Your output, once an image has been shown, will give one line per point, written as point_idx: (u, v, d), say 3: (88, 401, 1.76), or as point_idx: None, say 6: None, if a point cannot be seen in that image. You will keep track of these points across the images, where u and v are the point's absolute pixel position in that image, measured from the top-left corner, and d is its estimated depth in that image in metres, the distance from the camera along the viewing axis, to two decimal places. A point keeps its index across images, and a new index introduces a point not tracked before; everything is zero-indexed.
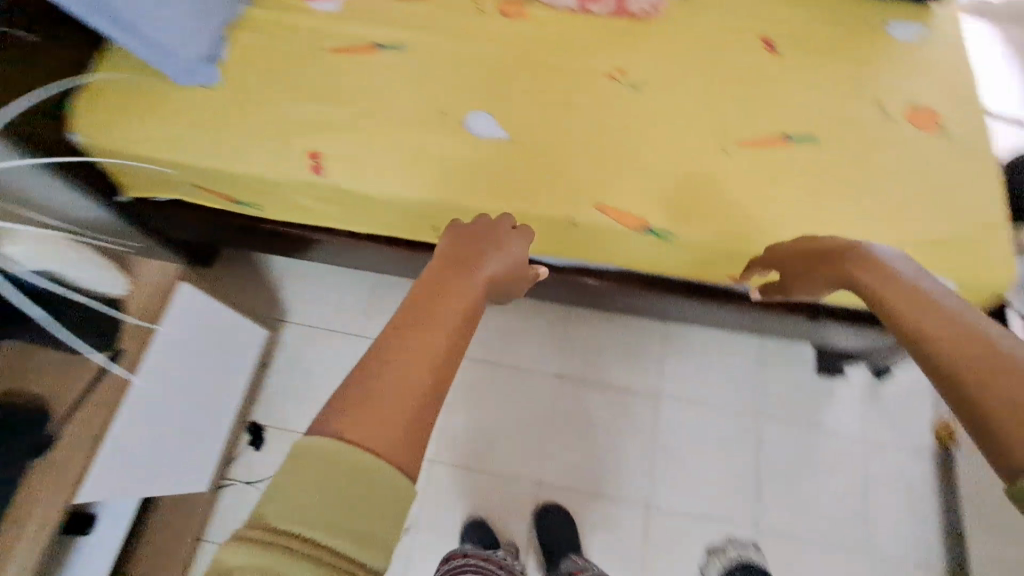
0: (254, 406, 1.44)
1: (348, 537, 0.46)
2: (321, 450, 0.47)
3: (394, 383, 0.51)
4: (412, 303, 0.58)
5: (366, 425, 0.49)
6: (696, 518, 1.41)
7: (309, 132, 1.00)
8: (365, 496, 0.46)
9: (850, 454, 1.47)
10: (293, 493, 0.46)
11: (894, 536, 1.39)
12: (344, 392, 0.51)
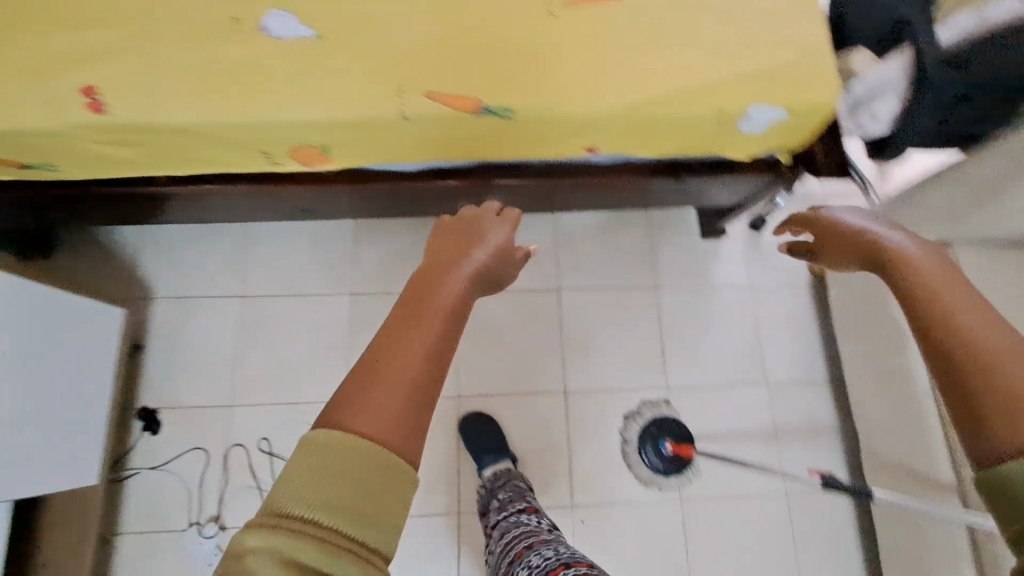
0: (140, 391, 1.37)
1: (358, 523, 0.46)
2: (330, 438, 0.48)
3: (397, 365, 0.51)
4: (413, 290, 0.59)
5: (377, 410, 0.50)
6: (611, 391, 1.48)
7: (79, 68, 0.87)
8: (374, 479, 0.47)
9: (739, 303, 1.58)
10: (301, 482, 0.46)
11: (786, 365, 1.53)
12: (352, 379, 0.51)
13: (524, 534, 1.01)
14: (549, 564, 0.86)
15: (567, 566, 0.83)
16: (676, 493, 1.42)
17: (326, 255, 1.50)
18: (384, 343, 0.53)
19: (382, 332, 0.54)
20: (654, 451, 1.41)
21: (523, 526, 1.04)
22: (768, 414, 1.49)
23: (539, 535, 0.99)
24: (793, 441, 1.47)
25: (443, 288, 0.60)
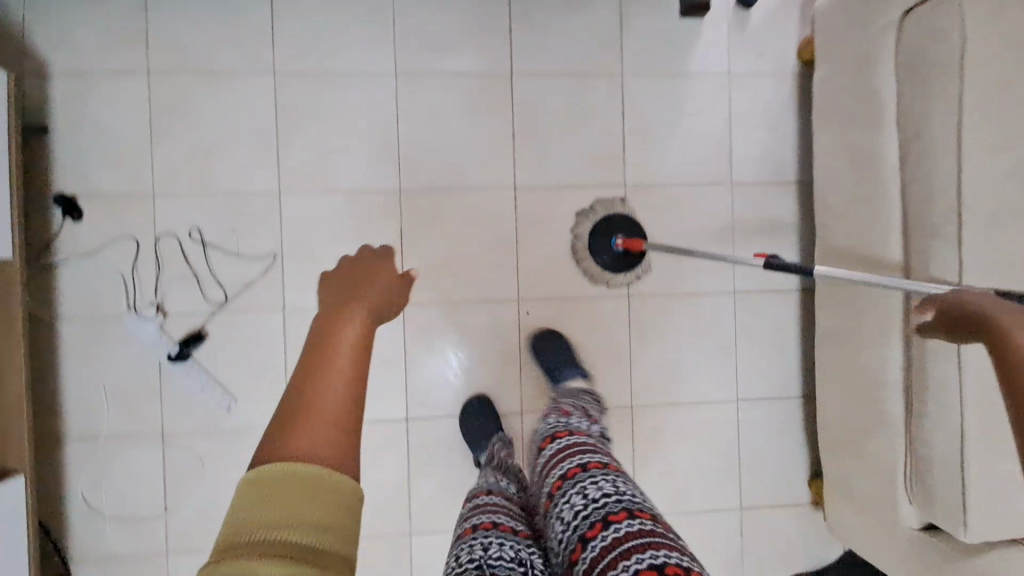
0: (54, 177, 1.28)
1: (301, 531, 0.60)
2: (269, 480, 0.64)
3: (315, 412, 0.72)
4: (310, 355, 0.80)
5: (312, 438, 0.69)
6: (563, 187, 1.38)
7: None
8: (305, 498, 0.63)
9: (713, 93, 1.41)
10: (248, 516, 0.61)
11: (754, 163, 1.41)
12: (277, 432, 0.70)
13: (585, 458, 0.94)
14: (584, 522, 0.81)
15: (631, 516, 0.80)
16: (624, 289, 1.39)
17: (242, 25, 1.30)
18: (302, 396, 0.73)
19: (291, 398, 0.73)
20: (603, 247, 1.36)
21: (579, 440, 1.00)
22: (730, 213, 1.41)
23: (604, 459, 0.95)
24: (750, 240, 1.41)
25: (336, 348, 0.81)
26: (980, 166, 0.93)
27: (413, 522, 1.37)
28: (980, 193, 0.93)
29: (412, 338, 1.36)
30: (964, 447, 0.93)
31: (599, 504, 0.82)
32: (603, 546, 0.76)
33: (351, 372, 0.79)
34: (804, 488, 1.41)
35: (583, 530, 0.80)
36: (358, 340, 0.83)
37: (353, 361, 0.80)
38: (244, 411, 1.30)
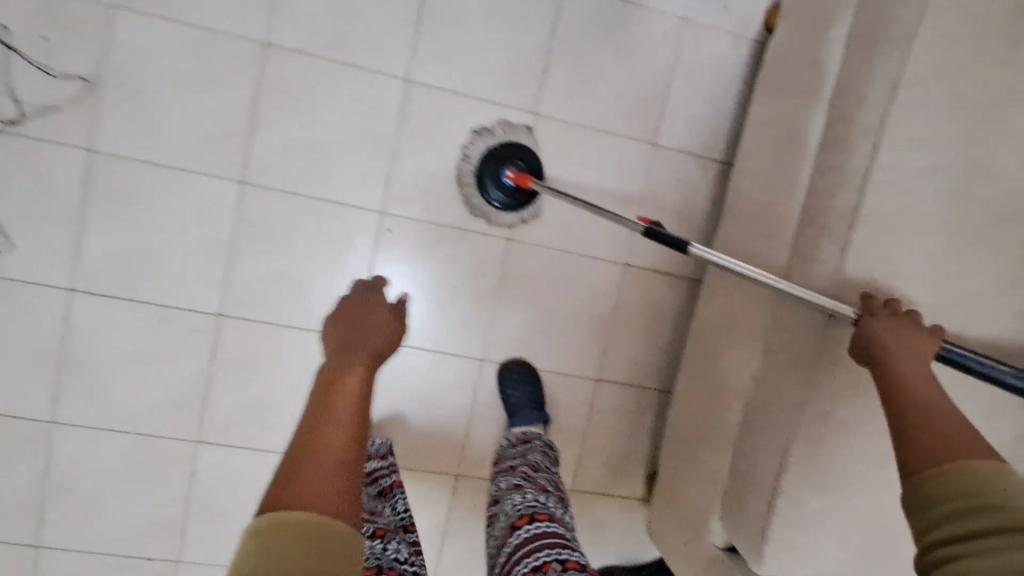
0: None
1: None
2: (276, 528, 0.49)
3: (323, 461, 0.55)
4: (315, 393, 0.65)
5: (316, 490, 0.53)
6: (465, 95, 1.17)
7: None
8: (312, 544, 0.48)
9: (663, 36, 1.22)
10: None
11: (682, 130, 1.25)
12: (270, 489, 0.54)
13: (557, 549, 0.85)
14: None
15: None
16: (504, 232, 1.21)
17: None
18: (305, 438, 0.58)
19: (298, 434, 0.59)
20: (492, 177, 1.16)
21: (545, 524, 0.91)
22: (644, 179, 1.25)
23: (571, 553, 0.85)
24: (655, 213, 1.27)
25: (341, 386, 0.65)
26: (898, 166, 0.78)
27: (200, 436, 1.15)
28: (890, 198, 0.78)
29: (241, 225, 1.11)
30: (783, 475, 0.83)
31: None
32: None
33: (353, 419, 0.61)
34: (639, 483, 1.33)
35: None
36: (365, 389, 0.66)
37: (356, 407, 0.63)
38: (18, 259, 1.06)
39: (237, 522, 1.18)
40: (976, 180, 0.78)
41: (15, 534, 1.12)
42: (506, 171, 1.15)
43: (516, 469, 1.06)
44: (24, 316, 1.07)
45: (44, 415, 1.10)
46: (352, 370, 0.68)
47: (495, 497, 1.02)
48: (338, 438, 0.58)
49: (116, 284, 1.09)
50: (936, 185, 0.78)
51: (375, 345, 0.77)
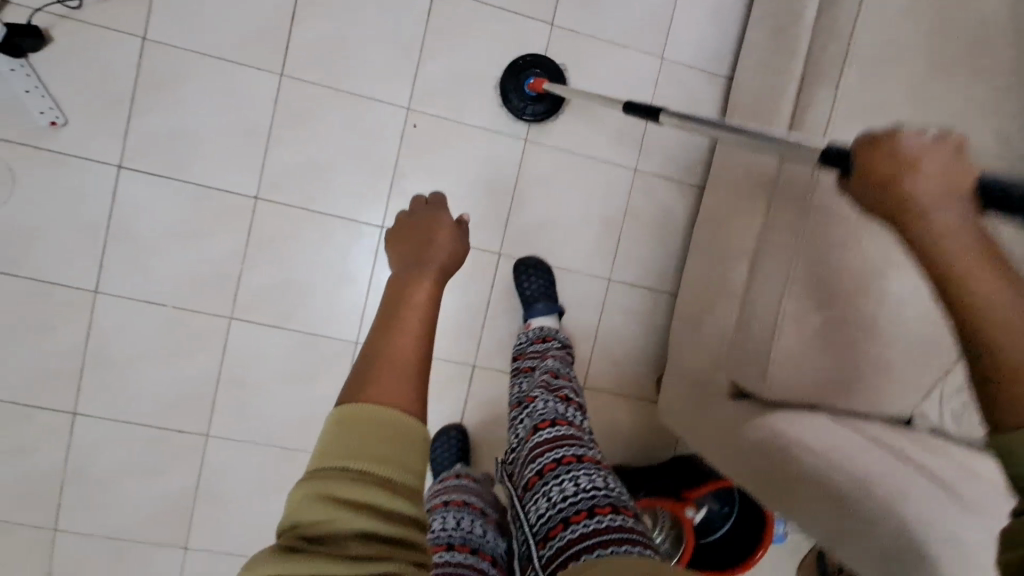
0: None
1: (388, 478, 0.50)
2: (353, 415, 0.52)
3: (398, 354, 0.58)
4: (388, 297, 0.66)
5: (389, 378, 0.56)
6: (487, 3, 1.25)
7: None
8: (391, 444, 0.52)
9: None
10: (306, 516, 0.48)
11: (687, 46, 1.34)
12: (354, 370, 0.57)
13: (570, 444, 0.89)
14: (548, 521, 0.79)
15: (614, 512, 0.76)
16: (523, 132, 1.28)
17: None
18: (376, 342, 0.59)
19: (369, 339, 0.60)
20: (514, 88, 1.24)
21: (566, 427, 0.93)
22: (652, 88, 1.34)
23: (583, 452, 0.89)
24: None
25: (411, 294, 0.66)
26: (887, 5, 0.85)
27: (234, 311, 1.23)
28: (874, 43, 0.85)
29: (278, 112, 1.19)
30: (783, 299, 0.85)
31: (564, 504, 0.79)
32: (583, 532, 0.74)
33: (424, 324, 0.63)
34: (646, 382, 1.39)
35: (567, 513, 0.78)
36: (431, 302, 0.65)
37: (425, 315, 0.64)
38: (72, 135, 1.14)
39: (265, 397, 1.26)
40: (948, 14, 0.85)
41: (58, 397, 1.21)
42: (530, 80, 1.23)
43: (537, 379, 1.07)
44: (76, 190, 1.16)
45: (90, 284, 1.18)
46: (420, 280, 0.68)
47: (518, 400, 1.04)
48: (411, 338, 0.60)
49: (160, 163, 1.17)
50: (913, 28, 0.85)
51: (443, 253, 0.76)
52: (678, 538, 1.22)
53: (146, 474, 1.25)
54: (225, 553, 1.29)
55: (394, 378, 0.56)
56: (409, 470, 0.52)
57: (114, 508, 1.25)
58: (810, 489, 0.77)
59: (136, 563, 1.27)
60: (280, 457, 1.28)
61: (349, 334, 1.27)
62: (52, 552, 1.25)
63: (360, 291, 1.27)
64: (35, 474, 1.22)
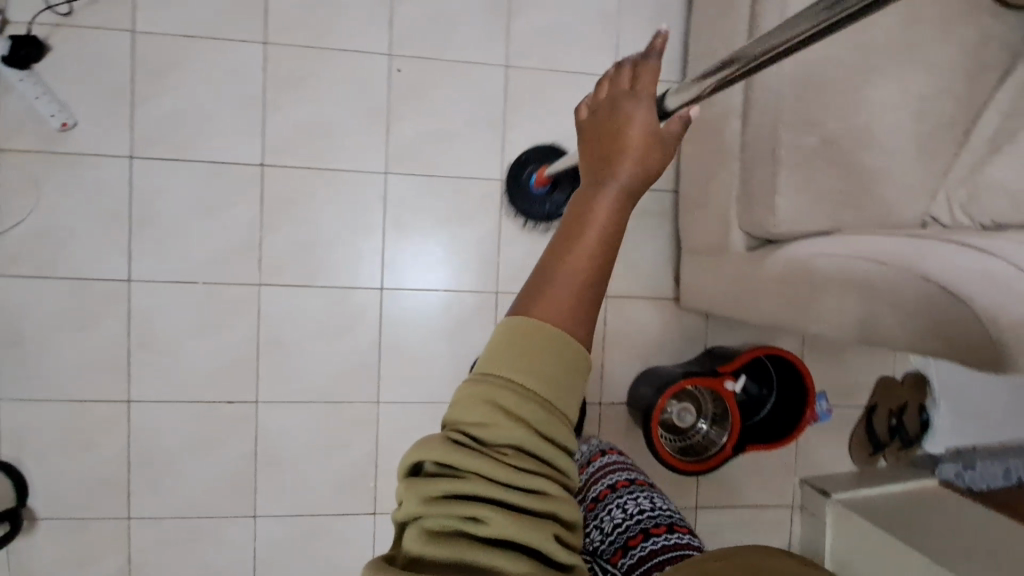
0: None
1: (548, 403, 0.47)
2: (521, 327, 0.48)
3: (564, 282, 0.48)
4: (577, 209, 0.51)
5: (552, 301, 0.48)
6: None
7: None
8: (554, 375, 0.48)
9: None
10: (470, 415, 0.47)
11: None
12: (527, 286, 0.50)
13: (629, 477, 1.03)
14: (625, 531, 0.90)
15: (676, 529, 0.89)
16: (502, 59, 1.33)
17: None
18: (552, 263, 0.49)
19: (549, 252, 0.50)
20: (520, 191, 1.33)
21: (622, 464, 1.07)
22: None
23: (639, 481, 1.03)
24: (636, 24, 1.37)
25: (594, 207, 0.51)
26: None
27: (261, 277, 1.28)
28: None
29: (269, 79, 1.25)
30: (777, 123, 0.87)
31: (642, 516, 0.91)
32: (656, 541, 0.85)
33: (602, 254, 0.50)
34: (667, 283, 1.41)
35: (644, 525, 0.89)
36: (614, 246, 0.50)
37: (606, 234, 0.50)
38: (83, 134, 1.21)
39: (303, 355, 1.31)
40: None
41: (110, 386, 1.26)
42: (534, 178, 1.31)
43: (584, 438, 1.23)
44: (97, 186, 1.23)
45: (123, 274, 1.25)
46: (607, 188, 0.51)
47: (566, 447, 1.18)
48: (581, 266, 0.49)
49: (168, 147, 1.24)
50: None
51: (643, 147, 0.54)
52: (724, 415, 1.25)
53: (204, 448, 1.30)
54: (290, 515, 1.32)
55: (557, 310, 0.48)
56: (572, 396, 0.49)
57: (178, 487, 1.29)
58: (832, 311, 0.79)
59: (207, 538, 1.30)
60: (328, 412, 1.32)
61: (371, 282, 1.32)
62: (125, 540, 1.28)
63: (375, 239, 1.31)
64: (99, 465, 1.27)
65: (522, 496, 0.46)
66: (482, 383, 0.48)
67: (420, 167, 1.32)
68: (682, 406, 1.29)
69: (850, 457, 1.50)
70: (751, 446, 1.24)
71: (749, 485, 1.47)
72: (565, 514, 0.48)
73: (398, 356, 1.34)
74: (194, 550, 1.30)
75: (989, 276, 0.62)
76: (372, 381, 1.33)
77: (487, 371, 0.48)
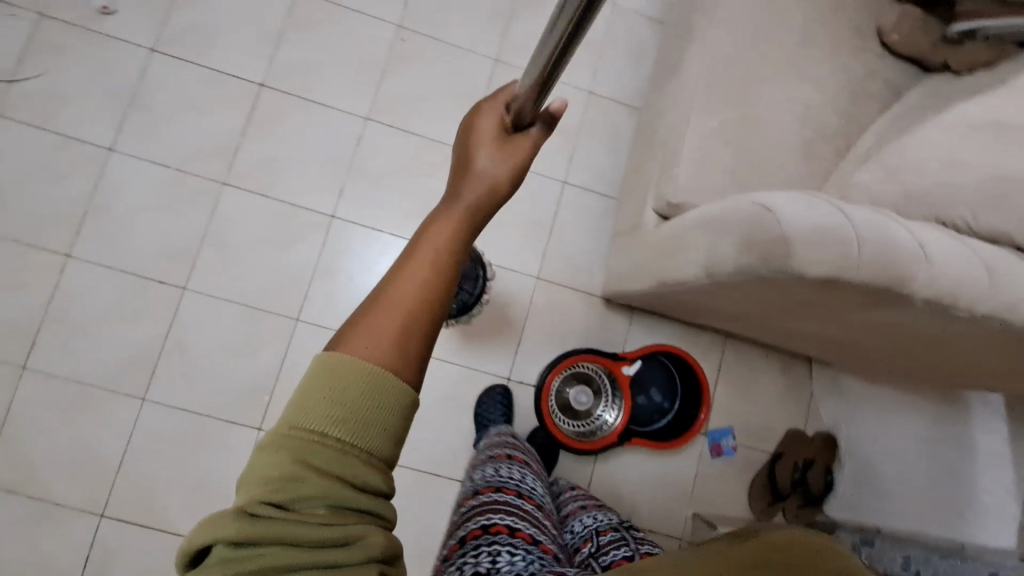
0: None
1: (361, 446, 0.47)
2: (329, 362, 0.48)
3: (381, 324, 0.50)
4: (411, 242, 0.55)
5: (368, 337, 0.50)
6: None
7: None
8: (371, 416, 0.47)
9: None
10: (269, 481, 0.44)
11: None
12: (350, 321, 0.51)
13: (579, 497, 1.05)
14: (594, 526, 0.92)
15: (632, 530, 0.92)
16: (493, 54, 1.51)
17: None
18: (381, 293, 0.52)
19: (377, 290, 0.53)
20: None
21: (579, 490, 1.11)
22: (606, 27, 1.56)
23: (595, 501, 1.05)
24: (617, 54, 1.55)
25: (426, 236, 0.55)
26: None
27: (227, 178, 1.39)
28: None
29: (290, 19, 1.45)
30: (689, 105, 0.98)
31: (611, 519, 0.94)
32: (628, 535, 0.89)
33: (434, 274, 0.53)
34: (598, 283, 1.47)
35: (614, 523, 0.92)
36: (444, 259, 0.54)
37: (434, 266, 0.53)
38: (119, 21, 1.39)
39: (242, 258, 1.38)
40: None
41: (55, 238, 1.34)
42: None
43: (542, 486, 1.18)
44: (114, 65, 1.39)
45: (107, 143, 1.37)
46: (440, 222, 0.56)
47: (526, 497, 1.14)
48: (405, 302, 0.51)
49: (186, 51, 1.41)
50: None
51: (478, 184, 0.60)
52: (615, 387, 1.34)
53: (123, 319, 1.34)
54: (181, 408, 1.34)
55: (371, 348, 0.49)
56: (388, 436, 0.48)
57: (83, 351, 1.32)
58: (694, 256, 0.85)
59: (94, 406, 1.32)
60: (247, 316, 1.37)
61: (324, 208, 1.42)
62: (14, 389, 1.30)
63: (340, 173, 1.43)
64: (18, 307, 1.32)
65: (337, 552, 0.43)
66: (291, 446, 0.45)
67: (397, 122, 1.46)
68: (577, 387, 1.35)
69: (748, 507, 1.48)
70: (636, 441, 1.32)
71: (643, 507, 1.44)
72: (388, 552, 0.46)
73: (329, 282, 1.40)
74: (77, 417, 1.31)
75: (801, 199, 0.71)
76: (298, 298, 1.39)
77: (299, 429, 0.46)
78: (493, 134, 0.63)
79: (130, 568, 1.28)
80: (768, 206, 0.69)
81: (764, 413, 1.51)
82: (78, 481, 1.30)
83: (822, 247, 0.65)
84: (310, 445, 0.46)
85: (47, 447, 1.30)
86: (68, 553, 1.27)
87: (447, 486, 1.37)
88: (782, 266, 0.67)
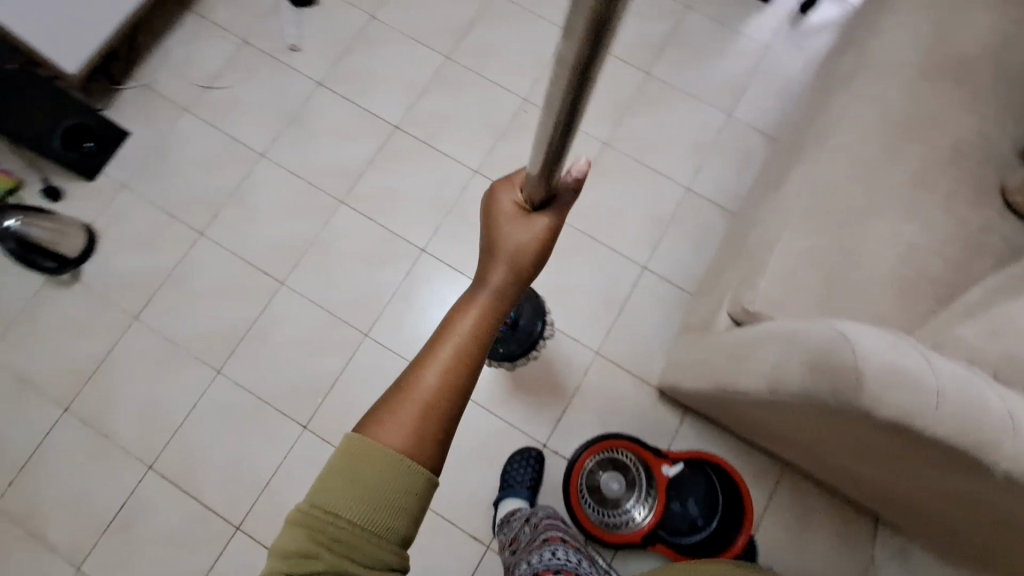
0: None
1: (370, 528, 0.51)
2: (353, 449, 0.54)
3: (406, 412, 0.57)
4: (439, 332, 0.62)
5: (394, 424, 0.56)
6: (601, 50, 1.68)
7: None
8: (383, 499, 0.52)
9: (751, 50, 1.67)
10: (287, 551, 0.50)
11: (753, 110, 1.63)
12: (379, 406, 0.58)
13: None
14: None
15: None
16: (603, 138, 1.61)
17: None
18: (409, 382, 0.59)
19: (405, 376, 0.59)
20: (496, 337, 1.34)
21: None
22: (716, 133, 1.61)
23: None
24: (722, 159, 1.60)
25: (453, 328, 0.62)
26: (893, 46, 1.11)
27: (344, 197, 1.57)
28: (890, 60, 1.09)
29: (434, 77, 1.65)
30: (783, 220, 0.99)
31: None
32: None
33: (461, 362, 0.60)
34: (656, 374, 1.45)
35: None
36: (467, 345, 0.60)
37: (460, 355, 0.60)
38: (300, 56, 1.67)
39: (336, 268, 1.52)
40: (947, 54, 1.08)
41: (196, 216, 1.56)
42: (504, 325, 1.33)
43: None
44: (285, 89, 1.64)
45: (260, 150, 1.60)
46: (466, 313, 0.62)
47: None
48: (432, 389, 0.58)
49: (343, 88, 1.64)
50: (922, 54, 1.08)
51: (502, 271, 0.65)
52: (649, 486, 1.29)
53: (224, 296, 1.51)
54: (245, 387, 1.45)
55: (400, 431, 0.56)
56: (400, 521, 0.53)
57: (185, 316, 1.50)
58: (759, 366, 0.83)
59: (178, 366, 1.47)
60: (325, 320, 1.49)
61: (417, 240, 1.54)
62: (121, 333, 1.49)
63: (440, 213, 1.56)
64: (149, 266, 1.53)
65: None
66: (308, 521, 0.51)
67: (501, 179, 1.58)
68: (610, 473, 1.30)
69: None
70: (660, 545, 1.26)
71: None
72: None
73: (403, 307, 1.50)
74: (161, 372, 1.46)
75: (884, 337, 0.68)
76: (371, 315, 1.49)
77: (317, 506, 0.52)
78: (514, 219, 0.67)
79: (160, 523, 1.38)
80: (847, 337, 0.67)
81: (811, 561, 1.36)
82: (142, 430, 1.43)
83: (898, 391, 0.63)
84: (324, 521, 0.51)
85: (129, 392, 1.45)
86: (115, 492, 1.39)
87: (459, 536, 1.35)
88: (851, 401, 0.65)
